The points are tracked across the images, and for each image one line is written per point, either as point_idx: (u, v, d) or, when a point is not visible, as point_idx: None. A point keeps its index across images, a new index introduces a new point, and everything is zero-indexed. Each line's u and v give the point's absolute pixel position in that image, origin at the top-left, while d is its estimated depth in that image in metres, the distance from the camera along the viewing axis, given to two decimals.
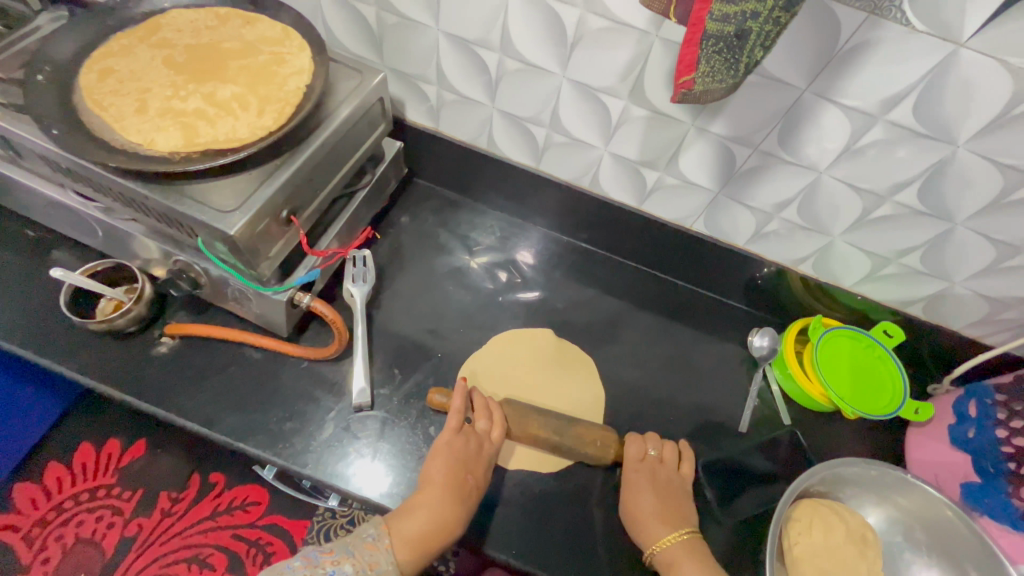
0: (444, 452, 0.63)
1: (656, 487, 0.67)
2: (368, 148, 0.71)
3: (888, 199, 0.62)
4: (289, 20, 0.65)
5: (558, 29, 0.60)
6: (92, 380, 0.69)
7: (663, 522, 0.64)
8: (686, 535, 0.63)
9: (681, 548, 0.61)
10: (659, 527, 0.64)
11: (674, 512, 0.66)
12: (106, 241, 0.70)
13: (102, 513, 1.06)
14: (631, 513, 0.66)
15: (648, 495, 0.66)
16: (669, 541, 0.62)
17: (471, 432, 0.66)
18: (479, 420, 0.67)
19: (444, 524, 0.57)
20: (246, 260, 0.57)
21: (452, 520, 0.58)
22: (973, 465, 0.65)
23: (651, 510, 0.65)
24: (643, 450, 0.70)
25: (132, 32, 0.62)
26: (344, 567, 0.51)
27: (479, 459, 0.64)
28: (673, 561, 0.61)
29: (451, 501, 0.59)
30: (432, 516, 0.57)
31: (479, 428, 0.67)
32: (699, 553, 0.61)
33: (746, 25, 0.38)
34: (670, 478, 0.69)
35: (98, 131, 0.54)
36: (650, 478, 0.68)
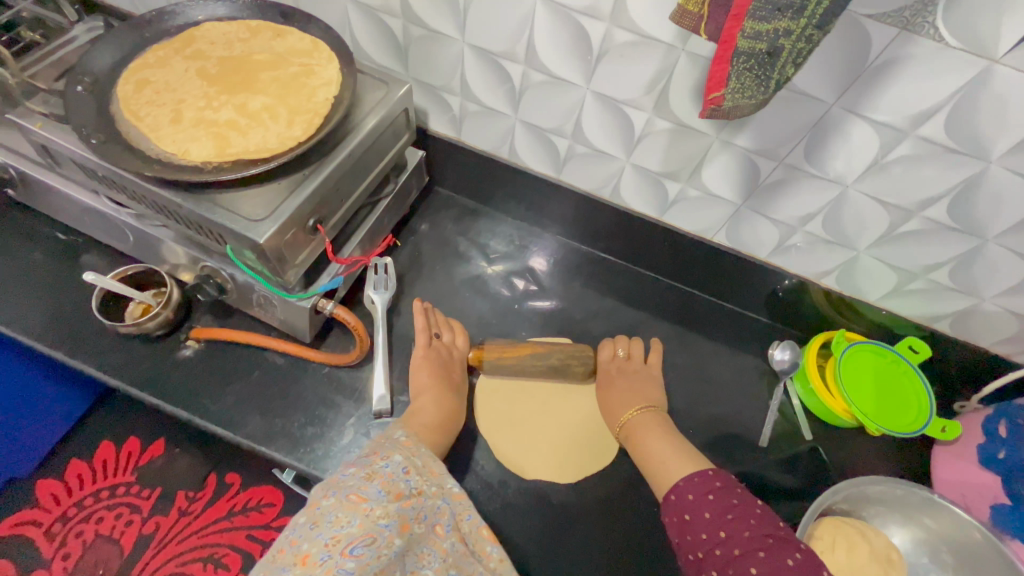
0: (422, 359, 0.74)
1: (622, 378, 0.77)
2: (392, 157, 0.72)
3: (916, 214, 0.61)
4: (318, 33, 0.67)
5: (583, 43, 0.60)
6: (120, 382, 0.70)
7: (624, 403, 0.74)
8: (643, 410, 0.71)
9: (641, 417, 0.71)
10: (622, 405, 0.74)
11: (639, 392, 0.75)
12: (136, 246, 0.72)
13: (121, 510, 1.08)
14: (604, 404, 0.76)
15: (616, 386, 0.76)
16: (634, 413, 0.71)
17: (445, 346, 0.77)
18: (449, 338, 0.79)
19: (433, 422, 0.68)
20: (273, 268, 0.58)
21: (444, 412, 0.69)
22: (1002, 487, 0.64)
23: (618, 396, 0.75)
24: (612, 352, 0.80)
25: (167, 44, 0.64)
26: (397, 459, 0.51)
27: (455, 368, 0.76)
28: (631, 428, 0.70)
29: (433, 396, 0.70)
30: (425, 416, 0.68)
31: (445, 341, 0.78)
32: (655, 422, 0.70)
33: (778, 42, 0.38)
34: (637, 371, 0.78)
35: (134, 141, 0.56)
36: (617, 370, 0.78)
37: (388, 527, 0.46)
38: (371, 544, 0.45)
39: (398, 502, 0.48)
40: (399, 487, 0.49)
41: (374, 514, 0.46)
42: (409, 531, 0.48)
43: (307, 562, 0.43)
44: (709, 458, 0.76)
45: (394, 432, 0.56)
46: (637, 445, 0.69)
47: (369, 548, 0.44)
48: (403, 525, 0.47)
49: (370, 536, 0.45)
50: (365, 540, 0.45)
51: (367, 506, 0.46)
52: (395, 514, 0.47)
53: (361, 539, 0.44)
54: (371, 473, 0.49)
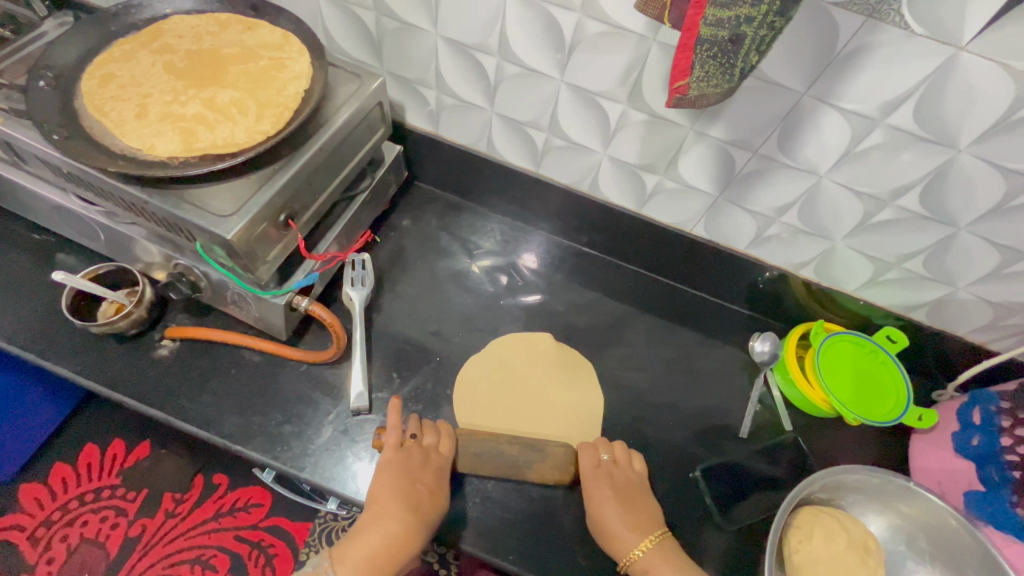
0: (385, 469, 0.62)
1: (618, 494, 0.66)
2: (367, 152, 0.72)
3: (889, 203, 0.61)
4: (289, 25, 0.66)
5: (555, 34, 0.60)
6: (93, 383, 0.69)
7: (631, 528, 0.63)
8: (656, 541, 0.62)
9: (654, 554, 0.61)
10: (630, 536, 0.62)
11: (641, 515, 0.65)
12: (108, 245, 0.71)
13: (106, 514, 1.07)
14: (599, 525, 0.64)
15: (614, 506, 0.64)
16: (644, 548, 0.61)
17: (421, 445, 0.66)
18: (425, 436, 0.67)
19: (388, 554, 0.56)
20: (244, 264, 0.58)
21: (405, 532, 0.57)
22: (977, 473, 0.64)
23: (619, 520, 0.63)
24: (596, 458, 0.69)
25: (134, 38, 0.62)
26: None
27: (431, 475, 0.63)
28: (647, 571, 0.60)
29: (398, 517, 0.58)
30: (377, 549, 0.56)
31: (426, 441, 0.67)
32: (671, 556, 0.61)
33: (740, 29, 0.38)
34: (628, 478, 0.68)
35: (98, 137, 0.55)
36: (612, 480, 0.67)
37: None
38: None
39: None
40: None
41: None
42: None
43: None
44: (691, 450, 0.76)
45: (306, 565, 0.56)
46: None
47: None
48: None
49: None
50: None
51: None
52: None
53: None
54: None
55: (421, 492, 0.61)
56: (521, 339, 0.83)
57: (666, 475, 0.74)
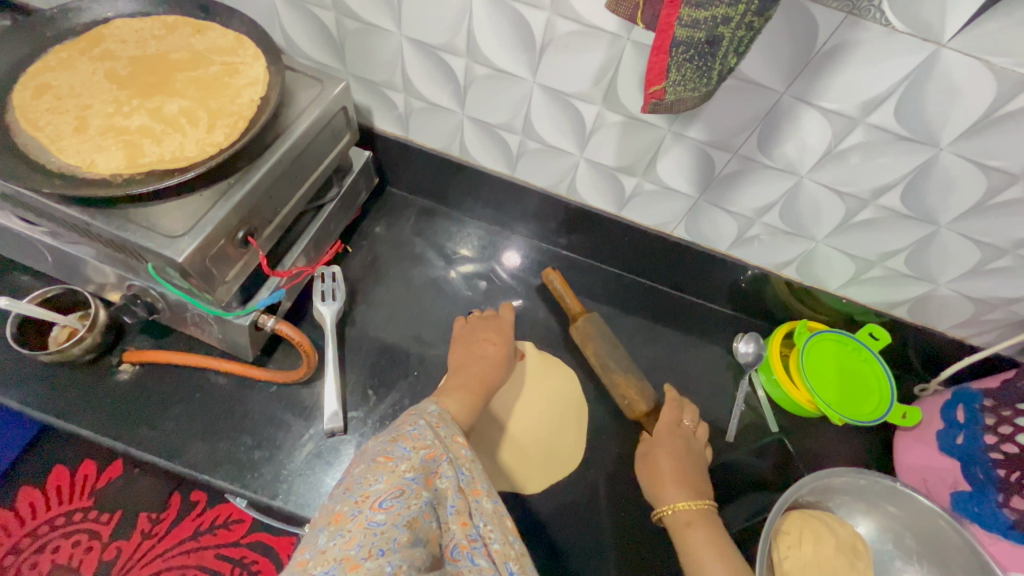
0: (461, 335, 0.75)
1: (685, 452, 0.69)
2: (332, 160, 0.68)
3: (871, 202, 0.60)
4: (242, 28, 0.62)
5: (526, 33, 0.57)
6: (46, 414, 0.65)
7: (677, 488, 0.65)
8: (703, 505, 0.63)
9: (696, 514, 0.62)
10: (674, 490, 0.65)
11: (693, 481, 0.66)
12: (57, 265, 0.66)
13: (79, 537, 1.02)
14: (652, 470, 0.68)
15: (672, 458, 0.68)
16: (683, 507, 0.63)
17: (484, 315, 0.79)
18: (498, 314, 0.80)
19: (479, 391, 0.67)
20: (200, 286, 0.54)
21: (483, 374, 0.69)
22: (963, 472, 0.64)
23: (670, 471, 0.66)
24: (679, 418, 0.73)
25: (72, 45, 0.58)
26: (423, 423, 0.50)
27: (496, 331, 0.76)
28: (684, 525, 0.62)
29: (478, 363, 0.71)
30: (468, 388, 0.67)
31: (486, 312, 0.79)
32: (713, 526, 0.62)
33: (717, 30, 0.35)
34: (697, 450, 0.71)
35: (33, 154, 0.51)
36: (683, 443, 0.70)
37: (413, 480, 0.44)
38: (398, 497, 0.42)
39: (422, 456, 0.46)
40: (428, 448, 0.47)
41: (399, 470, 0.44)
42: (434, 485, 0.45)
43: (340, 520, 0.41)
44: None
45: (428, 406, 0.54)
46: (685, 549, 0.60)
47: (398, 499, 0.42)
48: (427, 480, 0.45)
49: (397, 489, 0.43)
50: (392, 493, 0.42)
51: (392, 464, 0.45)
52: (421, 467, 0.45)
53: (388, 493, 0.42)
54: (397, 436, 0.48)
55: (489, 344, 0.73)
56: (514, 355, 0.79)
57: None
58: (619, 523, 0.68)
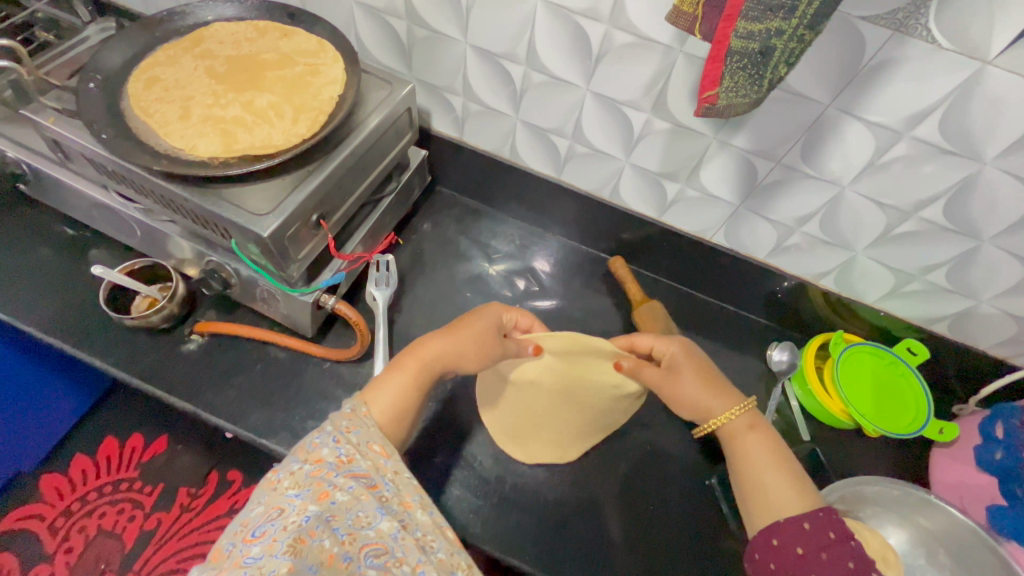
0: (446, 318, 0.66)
1: (694, 365, 0.64)
2: (394, 155, 0.74)
3: (912, 215, 0.62)
4: (324, 33, 0.68)
5: (583, 44, 0.62)
6: (125, 375, 0.72)
7: (715, 396, 0.63)
8: (743, 410, 0.62)
9: (740, 421, 0.62)
10: (715, 402, 0.62)
11: (723, 386, 0.64)
12: (143, 241, 0.74)
13: (123, 506, 1.10)
14: (683, 395, 0.64)
15: (689, 375, 0.63)
16: (729, 417, 0.62)
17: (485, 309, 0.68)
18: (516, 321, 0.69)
19: (417, 381, 0.58)
20: (277, 261, 0.60)
21: (430, 363, 0.59)
22: (1000, 488, 0.64)
23: (696, 390, 0.63)
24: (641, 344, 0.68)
25: (177, 44, 0.65)
26: (327, 429, 0.50)
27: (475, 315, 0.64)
28: (733, 438, 0.62)
29: (432, 345, 0.60)
30: (406, 376, 0.58)
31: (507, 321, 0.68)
32: (759, 425, 0.62)
33: (770, 42, 0.39)
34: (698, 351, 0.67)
35: (144, 137, 0.57)
36: (687, 347, 0.66)
37: (298, 497, 0.45)
38: (275, 518, 0.44)
39: (310, 471, 0.47)
40: (316, 463, 0.47)
41: (283, 487, 0.46)
42: (328, 500, 0.45)
43: (218, 556, 0.43)
44: (708, 462, 0.76)
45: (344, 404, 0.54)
46: (740, 456, 0.60)
47: (274, 521, 0.44)
48: (318, 494, 0.45)
49: (277, 509, 0.45)
50: (270, 515, 0.44)
51: (277, 481, 0.47)
52: (306, 483, 0.46)
53: (265, 516, 0.44)
54: (296, 448, 0.49)
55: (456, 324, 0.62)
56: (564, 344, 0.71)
57: (683, 483, 0.74)
58: (646, 518, 0.70)
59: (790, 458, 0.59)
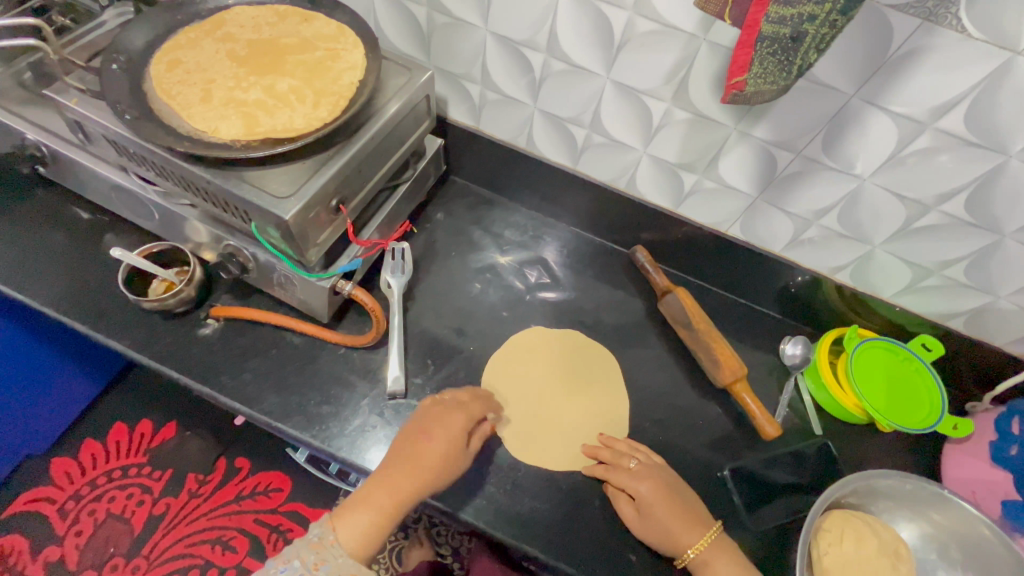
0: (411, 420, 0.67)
1: (663, 494, 0.65)
2: (412, 143, 0.74)
3: (934, 208, 0.61)
4: (344, 19, 0.68)
5: (605, 32, 0.62)
6: (141, 357, 0.72)
7: (688, 528, 0.63)
8: (711, 535, 0.63)
9: (711, 551, 0.61)
10: (688, 532, 0.62)
11: (690, 513, 0.64)
12: (161, 224, 0.74)
13: (132, 490, 1.11)
14: (661, 528, 0.63)
15: (661, 505, 0.64)
16: (701, 548, 0.61)
17: (443, 403, 0.68)
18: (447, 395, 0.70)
19: (389, 510, 0.59)
20: (297, 246, 0.60)
21: (402, 488, 0.60)
22: (1015, 483, 0.65)
23: (672, 522, 0.63)
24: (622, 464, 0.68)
25: (198, 26, 0.65)
26: (294, 564, 0.55)
27: (443, 424, 0.65)
28: (704, 565, 0.61)
29: (399, 469, 0.61)
30: (378, 508, 0.59)
31: (448, 401, 0.69)
32: (725, 546, 0.63)
33: (802, 27, 0.39)
34: (663, 474, 0.67)
35: (166, 119, 0.58)
36: (657, 481, 0.66)
37: None
38: None
39: None
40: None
41: None
42: None
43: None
44: (720, 453, 0.76)
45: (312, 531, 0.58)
46: None
47: None
48: None
49: None
50: None
51: None
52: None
53: None
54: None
55: (427, 442, 0.62)
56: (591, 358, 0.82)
57: (695, 473, 0.74)
58: None
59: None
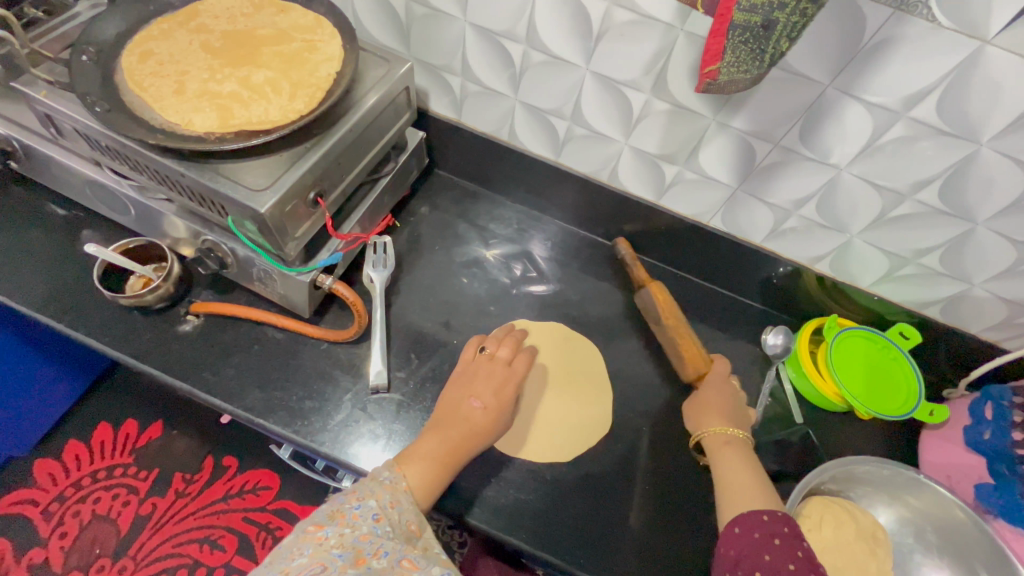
0: (457, 376, 0.68)
1: (725, 395, 0.72)
2: (392, 136, 0.73)
3: (909, 197, 0.62)
4: (321, 10, 0.67)
5: (584, 22, 0.61)
6: (120, 355, 0.71)
7: (719, 416, 0.69)
8: (735, 432, 0.67)
9: (728, 436, 0.66)
10: (716, 417, 0.69)
11: (733, 418, 0.69)
12: (138, 219, 0.73)
13: (118, 491, 1.10)
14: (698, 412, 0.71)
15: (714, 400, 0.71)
16: (720, 430, 0.67)
17: (490, 359, 0.69)
18: (498, 349, 0.71)
19: (444, 456, 0.59)
20: (275, 239, 0.59)
21: (461, 440, 0.61)
22: (987, 468, 0.66)
23: (715, 407, 0.70)
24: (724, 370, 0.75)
25: (171, 17, 0.64)
26: (370, 502, 0.51)
27: (494, 385, 0.66)
28: (717, 444, 0.66)
29: (458, 426, 0.62)
30: (440, 454, 0.59)
31: (498, 355, 0.70)
32: (745, 450, 0.65)
33: (773, 15, 0.39)
34: (737, 393, 0.73)
35: (138, 111, 0.57)
36: (725, 388, 0.72)
37: (340, 556, 0.46)
38: (318, 572, 0.44)
39: (355, 535, 0.48)
40: (365, 529, 0.49)
41: (327, 544, 0.47)
42: (365, 565, 0.46)
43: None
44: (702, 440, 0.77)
45: (381, 473, 0.55)
46: (718, 463, 0.64)
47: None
48: (358, 559, 0.46)
49: (319, 564, 0.45)
50: (312, 568, 0.45)
51: (321, 536, 0.47)
52: (351, 546, 0.47)
53: (308, 568, 0.45)
54: (337, 512, 0.50)
55: (477, 404, 0.64)
56: (576, 347, 0.83)
57: (678, 462, 0.74)
58: (643, 495, 0.71)
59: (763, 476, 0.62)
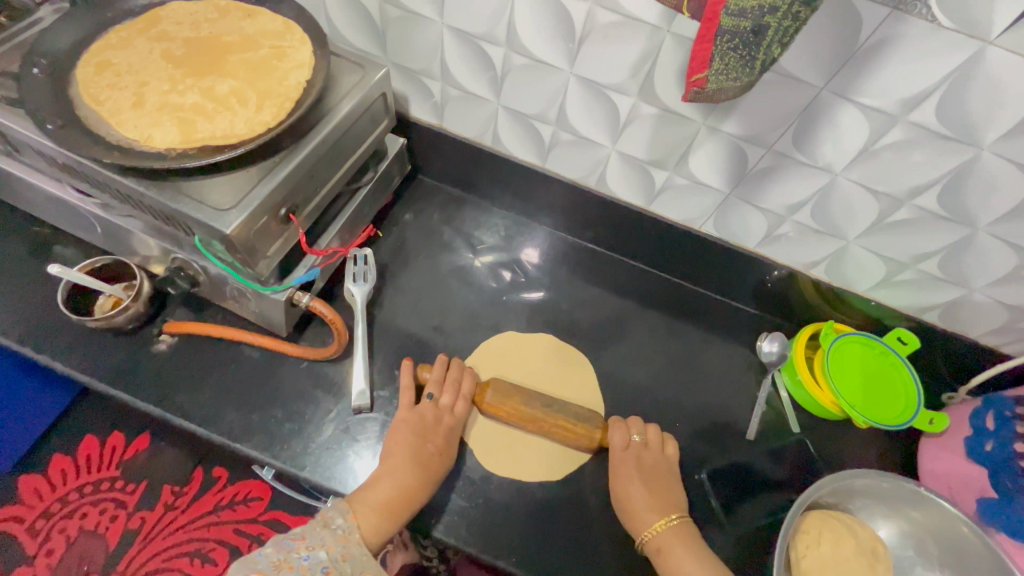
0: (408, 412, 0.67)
1: (644, 472, 0.67)
2: (370, 144, 0.70)
3: (906, 202, 0.60)
4: (290, 14, 0.64)
5: (566, 24, 0.58)
6: (90, 379, 0.68)
7: (652, 508, 0.63)
8: (675, 521, 0.62)
9: (670, 534, 0.61)
10: (652, 512, 0.63)
11: (665, 500, 0.65)
12: (105, 237, 0.69)
13: (105, 506, 1.07)
14: (625, 502, 0.65)
15: (637, 483, 0.65)
16: (660, 527, 0.61)
17: (439, 401, 0.69)
18: (441, 395, 0.70)
19: (406, 502, 0.58)
20: (244, 260, 0.56)
21: (417, 487, 0.60)
22: (990, 480, 0.64)
23: (641, 499, 0.64)
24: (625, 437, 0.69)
25: (131, 24, 0.61)
26: (320, 554, 0.51)
27: (447, 429, 0.66)
28: (661, 546, 0.60)
29: (414, 469, 0.61)
30: (400, 502, 0.58)
31: (447, 398, 0.69)
32: (688, 538, 0.61)
33: (764, 20, 0.36)
34: (657, 461, 0.69)
35: (93, 126, 0.53)
36: (638, 461, 0.67)
37: None
38: None
39: None
40: None
41: None
42: None
43: None
44: (699, 450, 0.74)
45: (336, 519, 0.55)
46: (669, 572, 0.58)
47: None
48: None
49: None
50: None
51: None
52: None
53: None
54: (284, 560, 0.50)
55: (433, 446, 0.64)
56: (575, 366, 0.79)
57: None
58: None
59: (721, 574, 0.58)
